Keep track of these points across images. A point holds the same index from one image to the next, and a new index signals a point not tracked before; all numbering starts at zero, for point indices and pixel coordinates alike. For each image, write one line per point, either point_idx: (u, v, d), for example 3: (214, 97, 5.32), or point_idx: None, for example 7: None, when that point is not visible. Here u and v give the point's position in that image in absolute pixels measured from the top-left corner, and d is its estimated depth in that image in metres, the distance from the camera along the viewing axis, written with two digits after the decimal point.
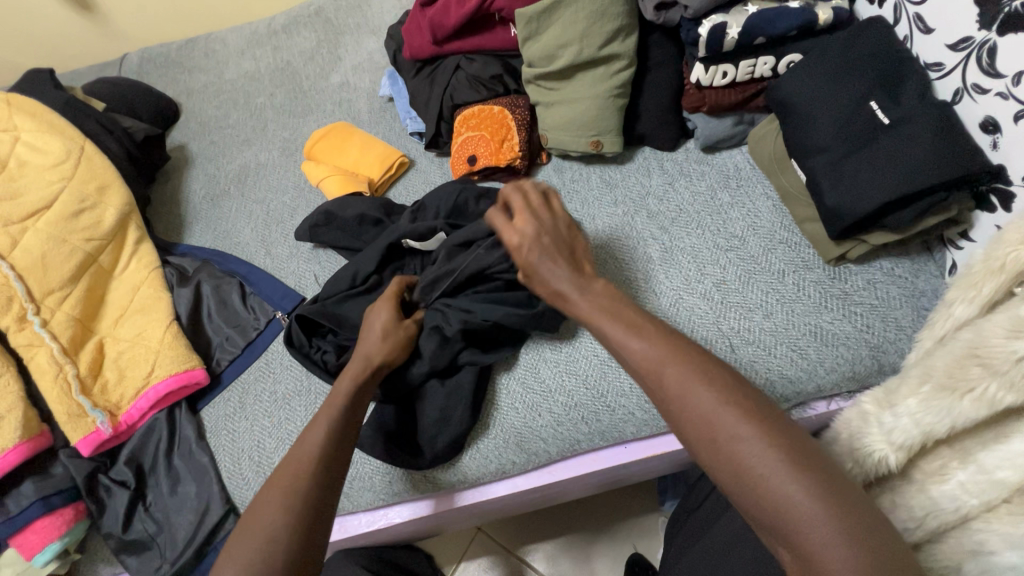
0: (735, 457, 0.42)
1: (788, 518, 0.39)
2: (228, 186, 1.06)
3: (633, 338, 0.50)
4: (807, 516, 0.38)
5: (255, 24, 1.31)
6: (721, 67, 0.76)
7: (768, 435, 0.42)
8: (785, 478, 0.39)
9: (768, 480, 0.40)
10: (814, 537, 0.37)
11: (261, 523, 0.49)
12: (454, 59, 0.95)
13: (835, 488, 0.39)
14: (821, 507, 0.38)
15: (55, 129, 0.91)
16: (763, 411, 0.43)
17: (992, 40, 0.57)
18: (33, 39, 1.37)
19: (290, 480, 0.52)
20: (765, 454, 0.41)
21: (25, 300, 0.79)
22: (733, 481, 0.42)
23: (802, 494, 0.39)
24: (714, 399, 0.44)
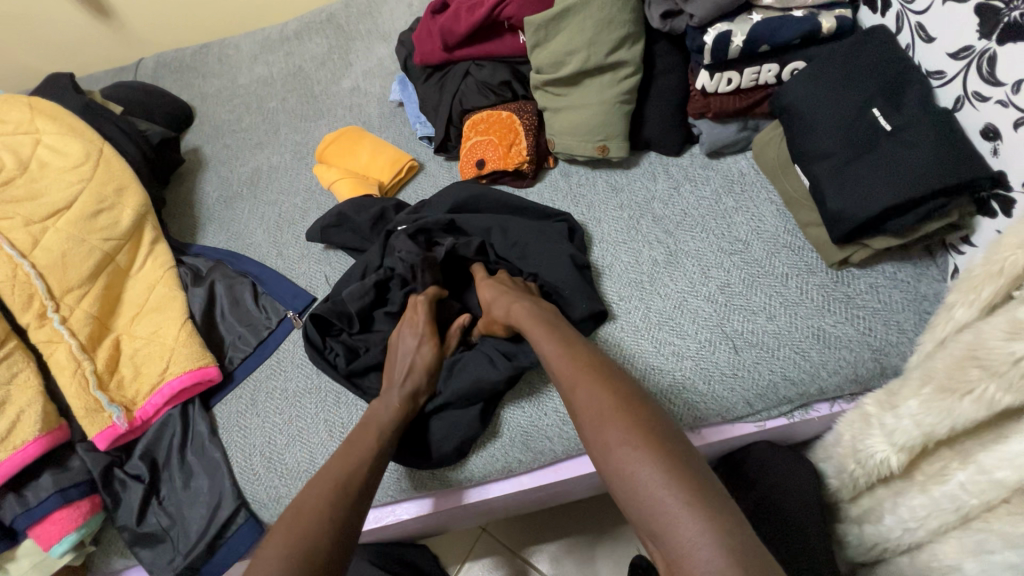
0: (618, 460, 0.48)
1: (656, 516, 0.43)
2: (241, 188, 1.08)
3: (559, 355, 0.60)
4: (672, 513, 0.42)
5: (268, 30, 1.33)
6: (726, 74, 0.78)
7: (645, 439, 0.48)
8: (653, 477, 0.45)
9: (641, 478, 0.45)
10: (670, 527, 0.42)
11: (311, 526, 0.52)
12: (463, 65, 0.97)
13: (700, 488, 0.44)
14: (680, 503, 0.43)
15: (75, 132, 0.94)
16: (647, 421, 0.49)
17: (992, 49, 0.59)
18: (51, 44, 1.40)
19: (338, 495, 0.56)
20: (639, 456, 0.46)
21: (44, 297, 0.81)
22: (618, 485, 0.47)
23: (665, 491, 0.44)
24: (608, 408, 0.51)
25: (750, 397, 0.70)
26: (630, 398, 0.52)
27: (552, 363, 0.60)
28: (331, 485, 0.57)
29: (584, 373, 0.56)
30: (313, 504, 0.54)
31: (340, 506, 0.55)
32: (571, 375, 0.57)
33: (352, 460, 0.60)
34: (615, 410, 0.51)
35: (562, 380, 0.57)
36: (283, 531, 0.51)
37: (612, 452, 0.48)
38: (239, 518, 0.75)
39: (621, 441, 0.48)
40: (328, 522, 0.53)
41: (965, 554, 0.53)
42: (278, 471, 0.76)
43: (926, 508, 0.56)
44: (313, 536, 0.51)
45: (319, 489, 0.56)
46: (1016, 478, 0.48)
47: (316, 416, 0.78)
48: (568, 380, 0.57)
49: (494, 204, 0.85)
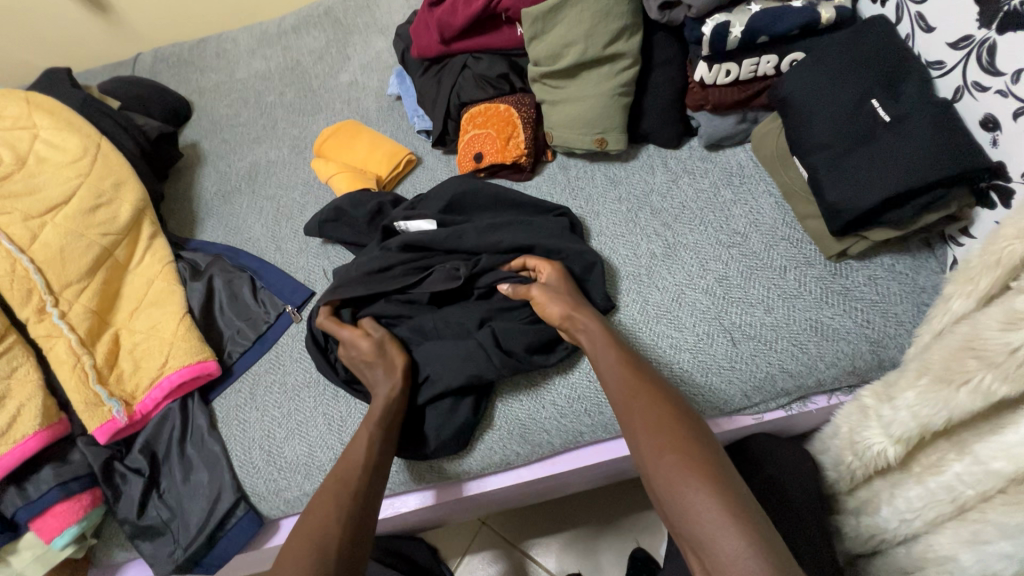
0: (668, 477, 0.52)
1: (702, 535, 0.48)
2: (240, 183, 1.08)
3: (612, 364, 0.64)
4: (719, 534, 0.47)
5: (265, 24, 1.33)
6: (725, 66, 0.77)
7: (694, 459, 0.52)
8: (701, 495, 0.50)
9: (689, 497, 0.50)
10: (721, 543, 0.47)
11: (316, 530, 0.57)
12: (461, 58, 0.96)
13: (749, 514, 0.48)
14: (726, 520, 0.48)
15: (72, 126, 0.94)
16: (695, 441, 0.54)
17: (992, 38, 0.58)
18: (49, 39, 1.40)
19: (341, 493, 0.61)
20: (690, 475, 0.51)
21: (43, 292, 0.81)
22: (666, 498, 0.52)
23: (710, 509, 0.49)
24: (661, 427, 0.56)
25: (748, 390, 0.70)
26: (684, 422, 0.56)
27: (610, 375, 0.63)
28: (335, 487, 0.62)
29: (638, 391, 0.60)
30: (318, 509, 0.59)
31: (342, 503, 0.60)
32: (627, 391, 0.60)
33: (351, 457, 0.65)
34: (671, 431, 0.55)
35: (618, 396, 0.61)
36: (294, 539, 0.57)
37: (664, 468, 0.53)
38: (239, 511, 0.75)
39: (675, 462, 0.53)
40: (333, 523, 0.58)
41: (960, 544, 0.53)
42: (277, 464, 0.76)
43: (923, 500, 0.56)
44: (320, 539, 0.56)
45: (325, 492, 0.62)
46: (1012, 468, 0.48)
47: (314, 410, 0.79)
48: (622, 394, 0.61)
49: (492, 199, 0.84)
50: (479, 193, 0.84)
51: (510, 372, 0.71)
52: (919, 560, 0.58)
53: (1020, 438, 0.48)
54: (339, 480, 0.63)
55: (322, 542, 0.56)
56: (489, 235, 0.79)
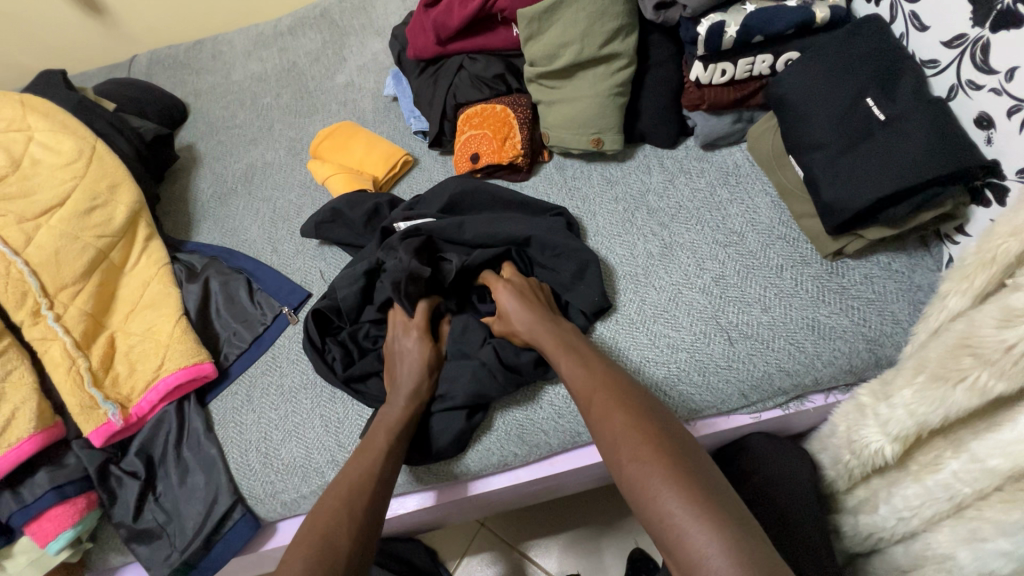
0: (632, 475, 0.50)
1: (669, 531, 0.45)
2: (236, 185, 1.08)
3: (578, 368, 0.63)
4: (684, 527, 0.45)
5: (261, 26, 1.33)
6: (720, 65, 0.77)
7: (657, 455, 0.50)
8: (666, 492, 0.47)
9: (656, 494, 0.47)
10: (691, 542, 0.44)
11: (327, 536, 0.54)
12: (457, 59, 0.96)
13: (715, 503, 0.46)
14: (693, 517, 0.45)
15: (67, 128, 0.93)
16: (661, 436, 0.52)
17: (985, 37, 0.58)
18: (44, 41, 1.39)
19: (353, 500, 0.58)
20: (654, 472, 0.49)
21: (38, 295, 0.81)
22: (634, 498, 0.49)
23: (678, 506, 0.46)
24: (624, 427, 0.54)
25: (746, 389, 0.70)
26: (641, 416, 0.54)
27: (571, 380, 0.62)
28: (345, 492, 0.60)
29: (597, 392, 0.59)
30: (331, 513, 0.57)
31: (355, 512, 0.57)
32: (587, 394, 0.59)
33: (365, 465, 0.63)
34: (629, 428, 0.53)
35: (581, 399, 0.60)
36: (298, 542, 0.55)
37: (625, 466, 0.51)
38: (236, 514, 0.75)
39: (635, 458, 0.50)
40: (344, 530, 0.55)
41: (958, 542, 0.53)
42: (274, 467, 0.76)
43: (920, 498, 0.56)
44: (332, 545, 0.53)
45: (337, 499, 0.59)
46: (1008, 466, 0.48)
47: (311, 412, 0.78)
48: (585, 399, 0.60)
49: (489, 200, 0.84)
50: (476, 193, 0.84)
51: (506, 372, 0.71)
52: (917, 558, 0.58)
53: (1017, 435, 0.48)
54: (349, 488, 0.60)
55: (332, 549, 0.53)
56: (487, 231, 0.78)
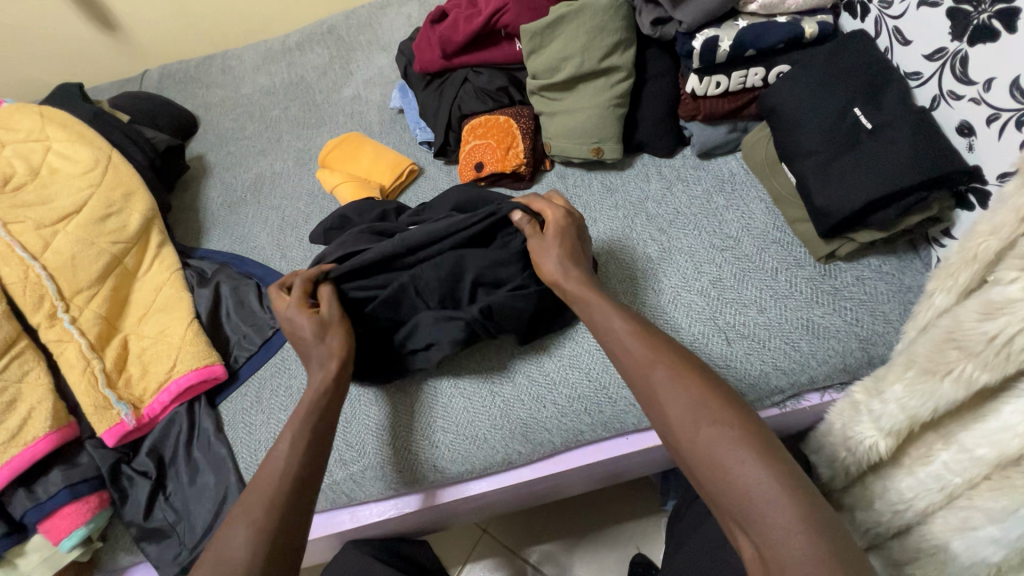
0: (709, 446, 0.49)
1: (751, 503, 0.45)
2: (245, 194, 1.11)
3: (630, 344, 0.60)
4: (771, 501, 0.44)
5: (270, 42, 1.37)
6: (715, 78, 0.81)
7: (738, 429, 0.49)
8: (752, 468, 0.46)
9: (739, 470, 0.47)
10: (777, 519, 0.43)
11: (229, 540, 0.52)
12: (462, 72, 1.00)
13: (795, 479, 0.46)
14: (781, 493, 0.44)
15: (84, 139, 0.97)
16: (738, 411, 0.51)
17: (964, 50, 0.62)
18: (59, 57, 1.44)
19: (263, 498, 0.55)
20: (738, 445, 0.48)
21: (54, 298, 0.83)
22: (707, 472, 0.49)
23: (764, 480, 0.45)
24: (694, 399, 0.52)
25: (744, 387, 0.72)
26: (715, 390, 0.53)
27: (628, 346, 0.60)
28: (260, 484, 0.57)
29: (665, 361, 0.56)
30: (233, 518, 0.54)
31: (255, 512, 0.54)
32: (651, 362, 0.57)
33: (276, 457, 0.59)
34: (705, 400, 0.52)
35: (638, 366, 0.58)
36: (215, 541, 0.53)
37: (703, 436, 0.50)
38: None
39: (713, 431, 0.49)
40: (247, 527, 0.53)
41: (950, 532, 0.55)
42: None
43: (913, 490, 0.58)
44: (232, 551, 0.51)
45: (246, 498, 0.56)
46: (995, 454, 0.50)
47: None
48: (646, 366, 0.57)
49: (493, 206, 0.87)
50: (481, 200, 0.87)
51: None
52: (913, 551, 0.60)
53: (1002, 425, 0.50)
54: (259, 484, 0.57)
55: (231, 551, 0.51)
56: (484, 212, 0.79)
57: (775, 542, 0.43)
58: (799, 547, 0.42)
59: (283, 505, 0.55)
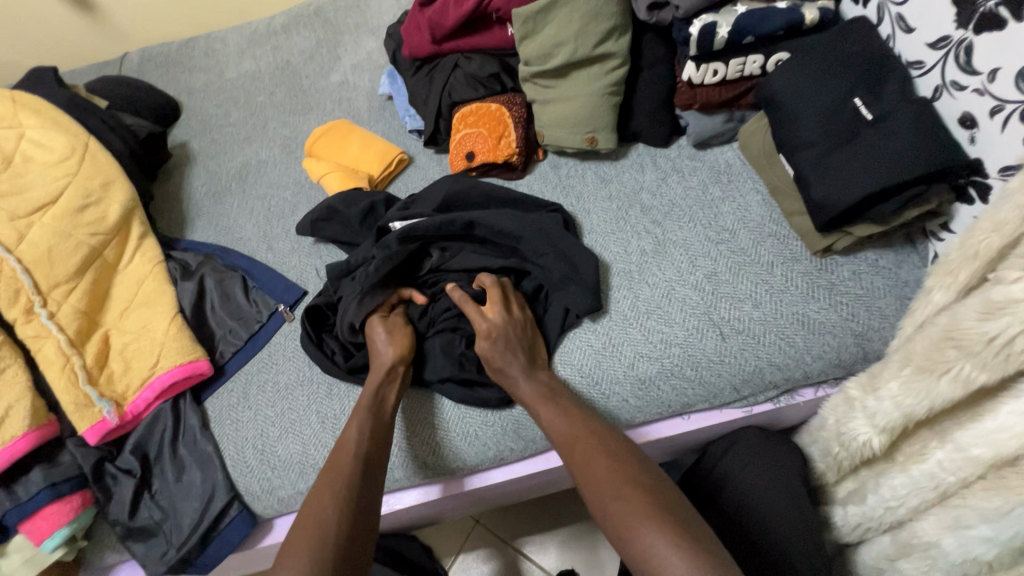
0: (619, 519, 0.53)
1: (653, 570, 0.49)
2: (230, 183, 1.08)
3: (557, 416, 0.65)
4: (671, 569, 0.48)
5: (254, 24, 1.32)
6: (712, 65, 0.78)
7: (642, 497, 0.53)
8: (652, 533, 0.50)
9: (643, 537, 0.50)
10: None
11: (313, 520, 0.57)
12: (453, 58, 0.97)
13: (699, 544, 0.49)
14: (678, 554, 0.48)
15: (60, 126, 0.93)
16: (642, 479, 0.55)
17: (968, 38, 0.60)
18: (34, 38, 1.38)
19: (336, 484, 0.61)
20: (640, 510, 0.52)
21: (31, 292, 0.81)
22: (620, 540, 0.52)
23: (662, 545, 0.49)
24: (607, 469, 0.57)
25: (737, 383, 0.71)
26: (626, 464, 0.57)
27: (552, 426, 0.64)
28: (331, 473, 0.62)
29: (582, 436, 0.61)
30: (314, 502, 0.59)
31: (337, 491, 0.60)
32: (570, 438, 0.62)
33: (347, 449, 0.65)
34: (614, 474, 0.56)
35: (563, 447, 0.62)
36: (296, 531, 0.56)
37: (613, 510, 0.54)
38: (233, 510, 0.75)
39: (621, 506, 0.53)
40: (331, 509, 0.58)
41: (943, 530, 0.55)
42: (270, 464, 0.76)
43: (906, 487, 0.58)
44: (318, 528, 0.56)
45: (320, 484, 0.61)
46: (991, 454, 0.49)
47: (308, 408, 0.79)
48: (565, 443, 0.62)
49: (483, 197, 0.85)
50: (470, 190, 0.85)
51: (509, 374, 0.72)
52: (905, 547, 0.60)
53: (997, 425, 0.49)
54: (331, 468, 0.63)
55: (322, 530, 0.56)
56: (496, 225, 0.79)
57: None
58: None
59: (355, 488, 0.61)
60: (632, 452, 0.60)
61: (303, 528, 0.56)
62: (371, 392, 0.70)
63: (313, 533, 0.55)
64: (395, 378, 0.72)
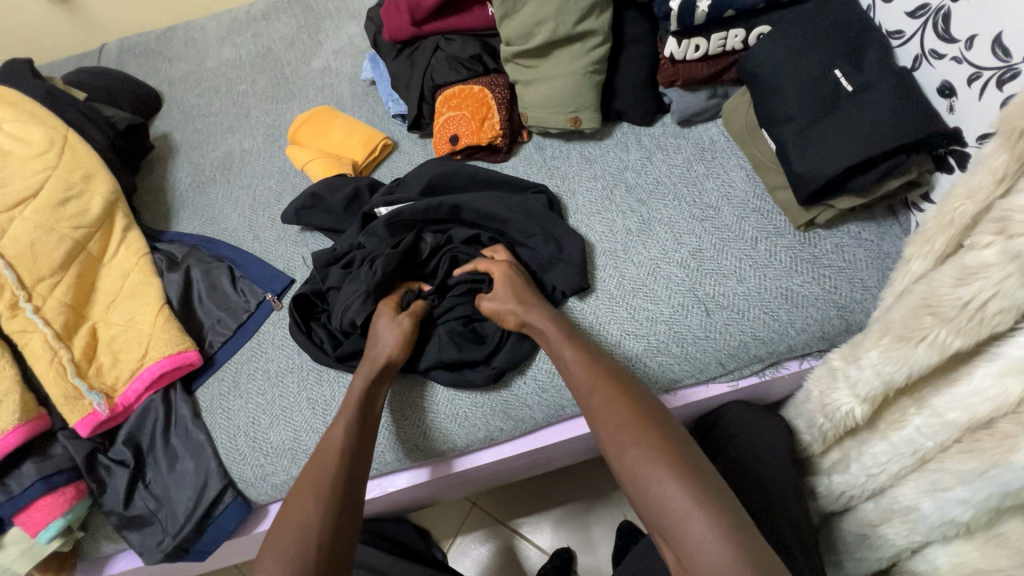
0: (634, 465, 0.53)
1: (664, 516, 0.49)
2: (214, 173, 1.07)
3: (576, 365, 0.64)
4: (684, 519, 0.48)
5: (233, 11, 1.30)
6: (693, 41, 0.78)
7: (658, 447, 0.53)
8: (667, 484, 0.50)
9: (658, 488, 0.51)
10: (690, 529, 0.47)
11: (299, 524, 0.58)
12: (434, 40, 0.96)
13: (709, 491, 0.50)
14: (692, 506, 0.48)
15: (37, 119, 0.92)
16: (659, 429, 0.55)
17: (946, 6, 0.60)
18: (11, 31, 1.36)
19: (318, 488, 0.61)
20: (653, 459, 0.52)
21: (15, 287, 0.80)
22: (635, 489, 0.53)
23: (677, 496, 0.49)
24: (623, 417, 0.57)
25: (722, 358, 0.72)
26: (644, 410, 0.58)
27: (572, 371, 0.64)
28: (315, 475, 0.62)
29: (602, 381, 0.61)
30: (297, 506, 0.59)
31: (320, 495, 0.60)
32: (591, 382, 0.62)
33: (333, 445, 0.65)
34: (632, 419, 0.57)
35: (582, 393, 0.62)
36: (281, 530, 0.58)
37: (629, 457, 0.54)
38: (227, 498, 0.76)
39: (637, 452, 0.54)
40: (311, 511, 0.59)
41: (922, 493, 0.56)
42: (263, 451, 0.77)
43: (887, 454, 0.59)
44: (301, 529, 0.57)
45: (304, 487, 0.62)
46: (967, 418, 0.50)
47: (298, 395, 0.79)
48: (586, 387, 0.62)
49: (468, 180, 0.85)
50: (454, 173, 0.84)
51: (503, 358, 0.73)
52: (886, 512, 0.61)
53: (973, 389, 0.50)
54: (316, 467, 0.63)
55: (304, 532, 0.57)
56: (482, 210, 0.79)
57: (691, 553, 0.47)
58: (713, 559, 0.45)
59: (339, 491, 0.61)
60: (649, 402, 0.59)
61: (287, 530, 0.57)
62: (358, 390, 0.69)
63: (295, 534, 0.57)
64: (386, 380, 0.72)
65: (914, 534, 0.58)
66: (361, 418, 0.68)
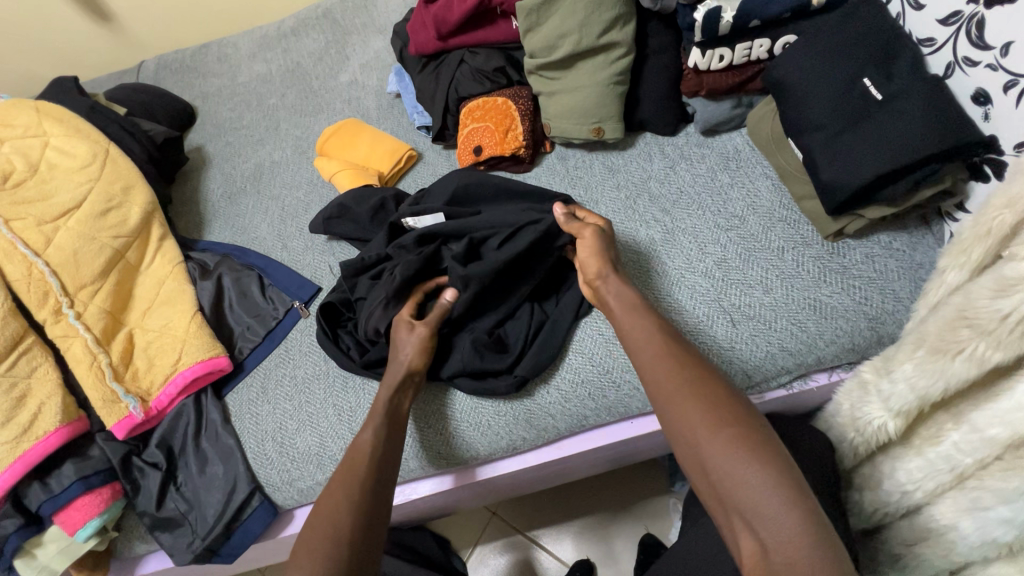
0: (724, 449, 0.49)
1: (753, 506, 0.46)
2: (245, 185, 1.10)
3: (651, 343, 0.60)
4: (777, 517, 0.44)
5: (264, 28, 1.35)
6: (718, 51, 0.78)
7: (744, 437, 0.49)
8: (760, 478, 0.46)
9: (746, 478, 0.47)
10: (780, 525, 0.44)
11: (330, 523, 0.59)
12: (458, 53, 0.98)
13: (803, 491, 0.46)
14: (784, 504, 0.45)
15: (81, 133, 0.96)
16: (744, 419, 0.51)
17: (980, 13, 0.59)
18: (55, 51, 1.43)
19: (348, 488, 0.62)
20: (742, 450, 0.48)
21: (59, 294, 0.84)
22: (716, 475, 0.49)
23: (771, 490, 0.46)
24: (705, 403, 0.53)
25: (749, 368, 0.71)
26: (733, 397, 0.53)
27: (645, 348, 0.60)
28: (345, 475, 0.64)
29: (686, 361, 0.57)
30: (328, 507, 0.61)
31: (349, 494, 0.62)
32: (674, 361, 0.57)
33: (361, 448, 0.66)
34: (719, 404, 0.52)
35: (655, 370, 0.58)
36: (314, 528, 0.59)
37: (712, 443, 0.50)
38: (254, 502, 0.77)
39: (732, 437, 0.49)
40: (344, 512, 0.60)
41: (961, 512, 0.54)
42: (289, 457, 0.78)
43: (922, 470, 0.57)
44: (333, 528, 0.58)
45: (334, 488, 0.63)
46: (1008, 434, 0.49)
47: (325, 402, 0.81)
48: (662, 365, 0.58)
49: (492, 190, 0.86)
50: (478, 183, 0.86)
51: (528, 366, 0.73)
52: (921, 531, 0.59)
53: (1014, 404, 0.48)
54: (346, 468, 0.65)
55: (335, 533, 0.58)
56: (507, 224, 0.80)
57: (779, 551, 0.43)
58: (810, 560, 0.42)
59: (367, 492, 0.62)
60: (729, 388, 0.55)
61: (320, 531, 0.58)
62: (385, 398, 0.71)
63: (327, 534, 0.58)
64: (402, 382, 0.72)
65: (952, 555, 0.56)
66: (388, 423, 0.69)
